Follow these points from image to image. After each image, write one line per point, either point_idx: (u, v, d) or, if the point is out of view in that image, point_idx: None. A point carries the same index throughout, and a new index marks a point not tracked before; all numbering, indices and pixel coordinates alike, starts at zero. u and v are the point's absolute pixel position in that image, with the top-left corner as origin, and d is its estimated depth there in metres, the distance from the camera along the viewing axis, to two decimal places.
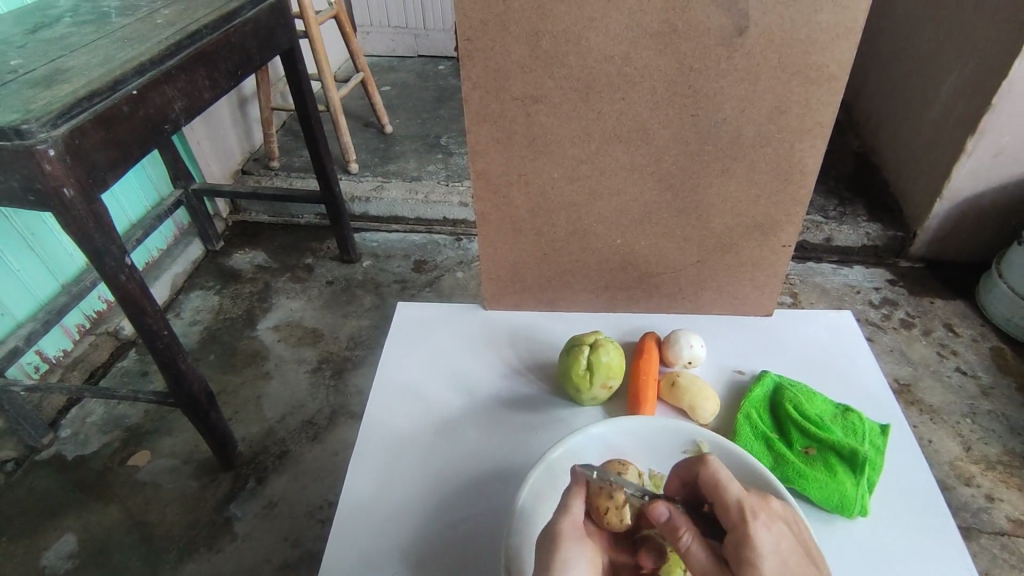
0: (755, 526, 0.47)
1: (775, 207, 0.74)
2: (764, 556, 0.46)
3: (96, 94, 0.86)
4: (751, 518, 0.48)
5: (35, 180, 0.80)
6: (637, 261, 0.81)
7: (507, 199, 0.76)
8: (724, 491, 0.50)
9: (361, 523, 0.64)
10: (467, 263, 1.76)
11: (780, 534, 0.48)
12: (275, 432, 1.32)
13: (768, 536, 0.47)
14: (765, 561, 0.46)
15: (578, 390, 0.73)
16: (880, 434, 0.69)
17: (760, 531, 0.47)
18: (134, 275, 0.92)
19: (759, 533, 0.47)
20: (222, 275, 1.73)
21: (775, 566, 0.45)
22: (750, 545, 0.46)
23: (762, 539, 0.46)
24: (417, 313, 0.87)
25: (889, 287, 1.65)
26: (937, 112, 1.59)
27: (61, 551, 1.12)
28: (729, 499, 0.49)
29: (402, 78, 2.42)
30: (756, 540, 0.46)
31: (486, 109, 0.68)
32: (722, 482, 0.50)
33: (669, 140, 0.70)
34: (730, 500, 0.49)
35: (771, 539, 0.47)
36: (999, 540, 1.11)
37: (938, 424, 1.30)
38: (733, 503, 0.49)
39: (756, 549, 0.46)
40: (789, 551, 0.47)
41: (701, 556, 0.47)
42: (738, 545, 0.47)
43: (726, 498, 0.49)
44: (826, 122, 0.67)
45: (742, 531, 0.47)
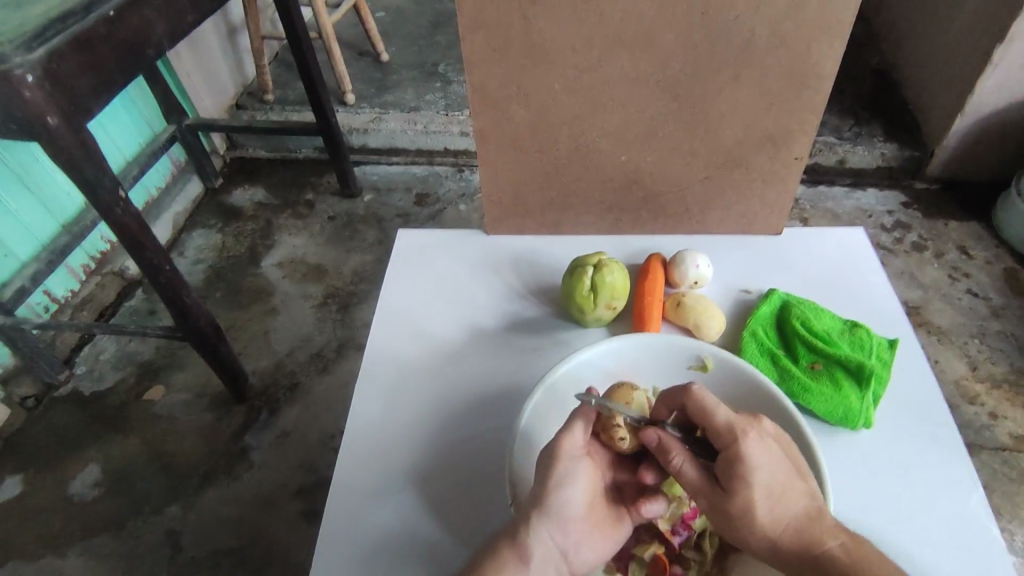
0: (745, 445, 0.49)
1: (788, 118, 0.71)
2: (754, 474, 0.48)
3: (70, 15, 0.82)
4: (741, 437, 0.49)
5: (16, 108, 0.76)
6: (642, 180, 0.79)
7: (506, 116, 0.73)
8: (712, 415, 0.51)
9: (370, 442, 0.65)
10: (470, 195, 1.73)
11: (773, 448, 0.50)
12: (285, 365, 1.34)
13: (759, 454, 0.49)
14: (754, 477, 0.48)
15: (582, 311, 0.72)
16: (888, 348, 0.68)
17: (751, 448, 0.49)
18: (130, 208, 0.91)
19: (750, 452, 0.49)
20: (222, 213, 1.71)
21: (765, 480, 0.48)
22: (741, 462, 0.48)
23: (754, 458, 0.49)
24: (418, 239, 0.86)
25: (903, 210, 1.60)
26: (963, 20, 1.49)
27: (86, 480, 1.17)
28: (718, 422, 0.50)
29: (397, 2, 2.30)
30: (747, 460, 0.48)
31: (481, 15, 0.64)
32: (710, 406, 0.51)
33: (677, 45, 0.65)
34: (719, 424, 0.50)
35: (763, 455, 0.49)
36: (1000, 456, 1.12)
37: (946, 346, 1.29)
38: (721, 426, 0.50)
39: (746, 469, 0.48)
40: (779, 462, 0.49)
41: (692, 475, 0.51)
42: (729, 464, 0.49)
43: (714, 420, 0.51)
44: (846, 19, 0.62)
45: (733, 450, 0.49)
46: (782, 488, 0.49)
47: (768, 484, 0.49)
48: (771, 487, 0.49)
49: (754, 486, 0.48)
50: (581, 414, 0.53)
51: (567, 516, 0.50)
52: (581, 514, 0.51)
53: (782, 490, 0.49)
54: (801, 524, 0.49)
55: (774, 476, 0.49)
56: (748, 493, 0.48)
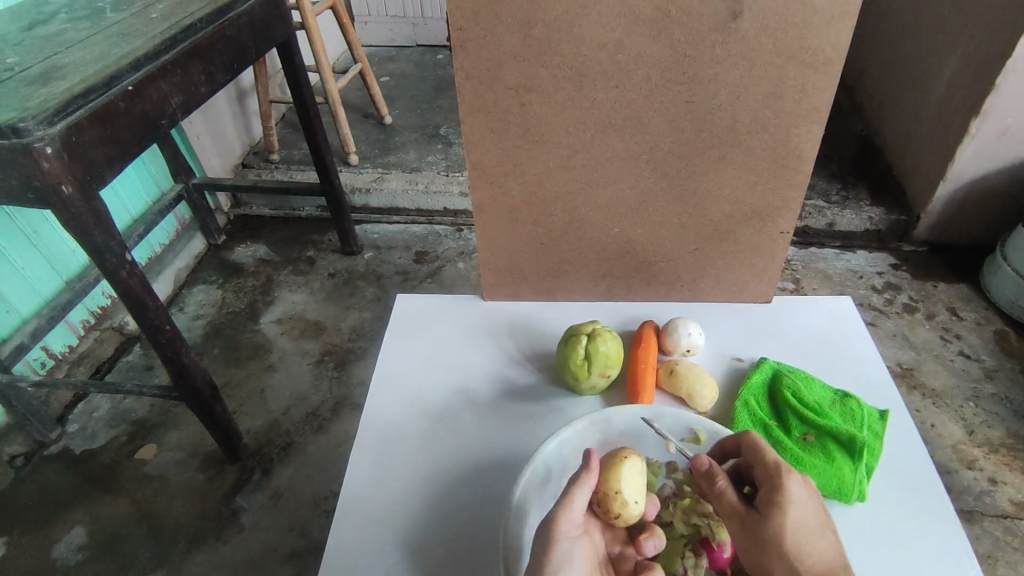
0: (787, 479, 0.52)
1: (772, 194, 0.74)
2: (791, 507, 0.51)
3: (92, 91, 0.86)
4: (785, 474, 0.52)
5: (33, 177, 0.80)
6: (635, 249, 0.81)
7: (503, 189, 0.76)
8: (762, 448, 0.55)
9: (363, 511, 0.65)
10: (468, 253, 1.76)
11: (811, 491, 0.52)
12: (280, 424, 1.33)
13: (797, 493, 0.51)
14: (790, 511, 0.50)
15: (576, 379, 0.73)
16: (879, 419, 0.69)
17: (792, 483, 0.52)
18: (135, 271, 0.93)
19: (791, 485, 0.52)
20: (224, 269, 1.73)
21: (800, 517, 0.50)
22: (782, 492, 0.51)
23: (792, 493, 0.51)
24: (416, 304, 0.88)
25: (892, 271, 1.64)
26: (941, 93, 1.57)
27: (72, 543, 1.14)
28: (766, 456, 0.54)
29: (401, 68, 2.41)
30: (786, 491, 0.51)
31: (480, 99, 0.68)
32: (762, 441, 0.55)
33: (664, 127, 0.69)
34: (767, 458, 0.54)
35: (802, 492, 0.52)
36: (1001, 524, 1.11)
37: (941, 408, 1.30)
38: (769, 461, 0.54)
39: (785, 501, 0.51)
40: (815, 505, 0.52)
41: (733, 499, 0.53)
42: (769, 494, 0.52)
43: (763, 454, 0.54)
44: (823, 106, 0.66)
45: (776, 483, 0.52)
46: (814, 530, 0.50)
47: (804, 521, 0.50)
48: (803, 526, 0.50)
49: (788, 520, 0.50)
50: (579, 487, 0.53)
51: None
52: None
53: (813, 531, 0.50)
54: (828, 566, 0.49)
55: (807, 517, 0.51)
56: (782, 521, 0.50)
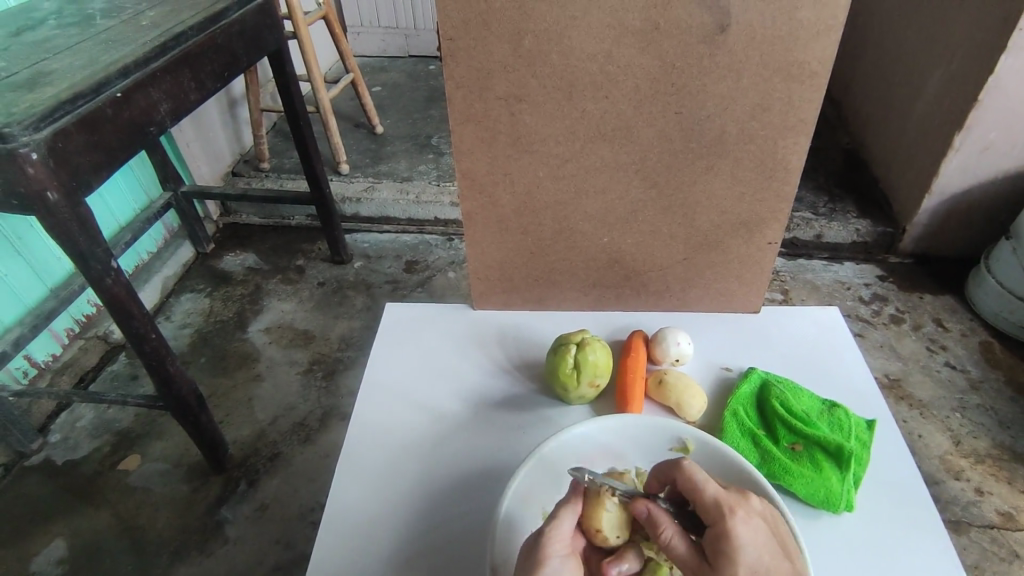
0: (734, 522, 0.49)
1: (760, 205, 0.75)
2: (743, 551, 0.47)
3: (80, 97, 0.85)
4: (729, 514, 0.50)
5: (17, 183, 0.79)
6: (624, 259, 0.81)
7: (493, 198, 0.76)
8: (701, 490, 0.52)
9: (350, 525, 0.64)
10: (459, 263, 1.76)
11: (759, 529, 0.49)
12: (267, 434, 1.32)
13: (746, 533, 0.48)
14: (742, 555, 0.47)
15: (565, 389, 0.73)
16: (866, 428, 0.69)
17: (739, 525, 0.49)
18: (120, 278, 0.92)
19: (738, 527, 0.49)
20: (212, 278, 1.72)
21: (754, 560, 0.47)
22: (727, 537, 0.48)
23: (740, 536, 0.48)
24: (406, 313, 0.87)
25: (880, 283, 1.65)
26: (925, 107, 1.59)
27: (51, 556, 1.12)
28: (706, 497, 0.51)
29: (393, 79, 2.42)
30: (733, 537, 0.48)
31: (471, 108, 0.68)
32: (699, 483, 0.52)
33: (653, 137, 0.70)
34: (707, 499, 0.51)
35: (751, 533, 0.49)
36: (988, 534, 1.12)
37: (928, 419, 1.31)
38: (710, 502, 0.51)
39: (733, 545, 0.48)
40: (766, 543, 0.48)
41: (682, 550, 0.49)
42: (717, 538, 0.49)
43: (703, 496, 0.51)
44: (809, 119, 0.67)
45: (721, 526, 0.49)
46: (769, 571, 0.47)
47: (757, 566, 0.47)
48: (757, 567, 0.47)
49: (742, 566, 0.47)
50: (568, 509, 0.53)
51: None
52: None
53: (769, 573, 0.47)
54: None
55: (760, 557, 0.47)
56: (735, 570, 0.46)
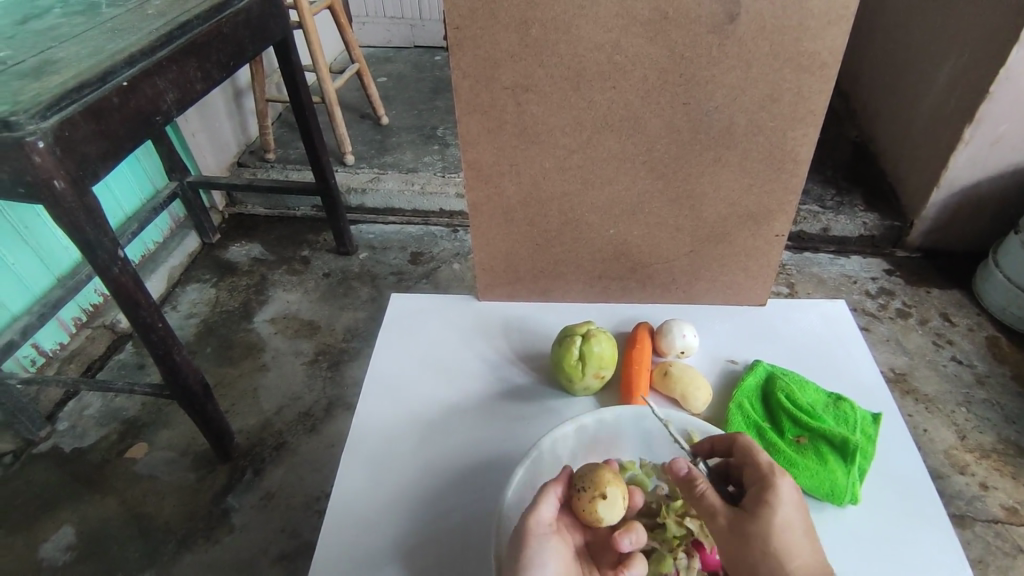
0: (778, 479, 0.50)
1: (767, 197, 0.74)
2: (783, 505, 0.49)
3: (86, 85, 0.85)
4: (776, 474, 0.51)
5: (25, 171, 0.79)
6: (630, 251, 0.81)
7: (499, 188, 0.76)
8: (754, 452, 0.54)
9: (353, 515, 0.64)
10: (464, 255, 1.76)
11: (806, 497, 0.50)
12: (272, 423, 1.33)
13: (788, 492, 0.50)
14: (780, 506, 0.49)
15: (570, 379, 0.73)
16: (872, 422, 0.69)
17: (785, 484, 0.50)
18: (127, 268, 0.92)
19: (782, 485, 0.50)
20: (218, 268, 1.73)
21: (793, 516, 0.48)
22: (771, 490, 0.50)
23: (782, 489, 0.49)
24: (410, 304, 0.87)
25: (886, 277, 1.64)
26: (935, 99, 1.58)
27: (60, 542, 1.13)
28: (760, 460, 0.53)
29: (398, 70, 2.41)
30: (778, 489, 0.49)
31: (477, 98, 0.68)
32: (755, 446, 0.54)
33: (660, 128, 0.69)
34: (760, 461, 0.53)
35: (795, 494, 0.50)
36: (993, 528, 1.12)
37: (934, 414, 1.30)
38: (762, 462, 0.53)
39: (773, 495, 0.49)
40: (809, 512, 0.49)
41: (715, 499, 0.51)
42: (759, 492, 0.50)
43: (754, 455, 0.53)
44: (819, 109, 0.66)
45: (767, 481, 0.51)
46: (806, 533, 0.48)
47: (796, 523, 0.48)
48: (796, 525, 0.48)
49: (779, 517, 0.48)
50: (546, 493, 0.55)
51: None
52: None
53: (803, 533, 0.48)
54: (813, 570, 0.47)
55: (799, 519, 0.48)
56: (772, 519, 0.48)
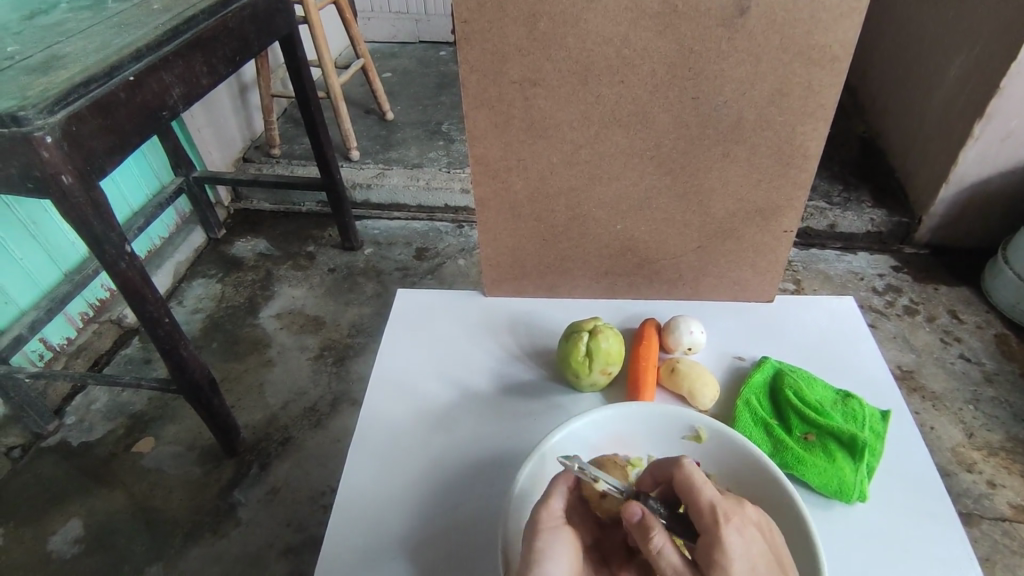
0: (726, 529, 0.47)
1: (776, 192, 0.74)
2: (735, 560, 0.46)
3: (93, 80, 0.85)
4: (723, 521, 0.48)
5: (33, 166, 0.79)
6: (637, 247, 0.81)
7: (506, 183, 0.75)
8: (697, 494, 0.50)
9: (360, 511, 0.64)
10: (469, 250, 1.76)
11: (753, 540, 0.47)
12: (278, 418, 1.33)
13: (739, 541, 0.47)
14: (734, 565, 0.45)
15: (577, 376, 0.72)
16: (880, 419, 0.69)
17: (733, 535, 0.47)
18: (134, 263, 0.92)
19: (731, 537, 0.47)
20: (224, 263, 1.73)
21: (746, 572, 0.45)
22: (721, 546, 0.46)
23: (732, 543, 0.46)
24: (417, 299, 0.87)
25: (894, 273, 1.63)
26: (944, 94, 1.56)
27: (68, 536, 1.14)
28: (703, 502, 0.49)
29: (403, 65, 2.40)
30: (728, 545, 0.46)
31: (484, 93, 0.68)
32: (698, 484, 0.50)
33: (668, 123, 0.69)
34: (703, 504, 0.49)
35: (746, 541, 0.47)
36: (1000, 526, 1.11)
37: (941, 411, 1.29)
38: (705, 505, 0.49)
39: (725, 553, 0.46)
40: (759, 558, 0.47)
41: (674, 559, 0.46)
42: (709, 547, 0.47)
43: (699, 498, 0.49)
44: (829, 104, 0.66)
45: (714, 533, 0.47)
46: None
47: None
48: None
49: None
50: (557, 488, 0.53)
51: None
52: None
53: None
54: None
55: (753, 570, 0.46)
56: None
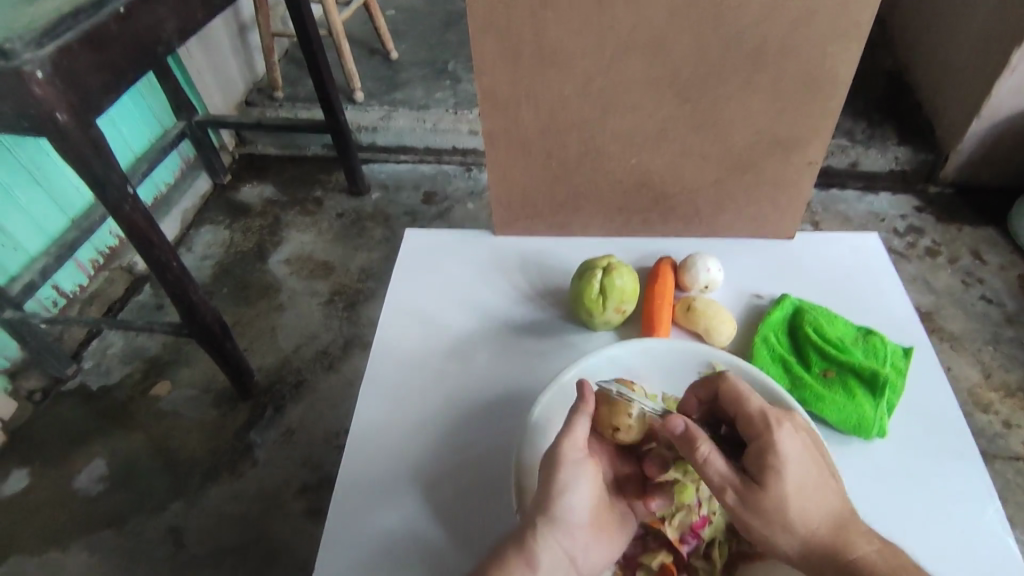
0: (779, 434, 0.50)
1: (802, 121, 0.70)
2: (788, 465, 0.48)
3: (82, 11, 0.81)
4: (775, 427, 0.50)
5: (26, 104, 0.76)
6: (653, 182, 0.78)
7: (516, 115, 0.72)
8: (745, 404, 0.52)
9: (374, 447, 0.64)
10: (478, 194, 1.72)
11: (805, 442, 0.50)
12: (291, 362, 1.34)
13: (792, 445, 0.49)
14: (789, 469, 0.48)
15: (590, 315, 0.71)
16: (902, 355, 0.67)
17: (784, 438, 0.49)
18: (138, 205, 0.90)
19: (783, 440, 0.49)
20: (231, 209, 1.71)
21: (799, 473, 0.48)
22: (774, 451, 0.49)
23: (786, 447, 0.49)
24: (426, 239, 0.85)
25: (916, 214, 1.58)
26: (981, 22, 1.47)
27: (92, 475, 1.17)
28: (752, 411, 0.51)
29: (407, 0, 2.29)
30: (780, 448, 0.49)
31: (492, 15, 0.63)
32: (745, 395, 0.53)
33: (690, 47, 0.64)
34: (753, 412, 0.51)
35: (797, 445, 0.50)
36: (1013, 466, 1.11)
37: (959, 352, 1.27)
38: (755, 414, 0.51)
39: (781, 458, 0.48)
40: (812, 460, 0.50)
41: (720, 466, 0.49)
42: (762, 452, 0.49)
43: (749, 410, 0.51)
44: (863, 22, 0.61)
45: (766, 439, 0.50)
46: (813, 484, 0.49)
47: (803, 479, 0.48)
48: (803, 482, 0.48)
49: (787, 480, 0.48)
50: (580, 415, 0.52)
51: (574, 525, 0.50)
52: (586, 519, 0.51)
53: (812, 487, 0.49)
54: (829, 526, 0.48)
55: (805, 470, 0.49)
56: (782, 485, 0.48)
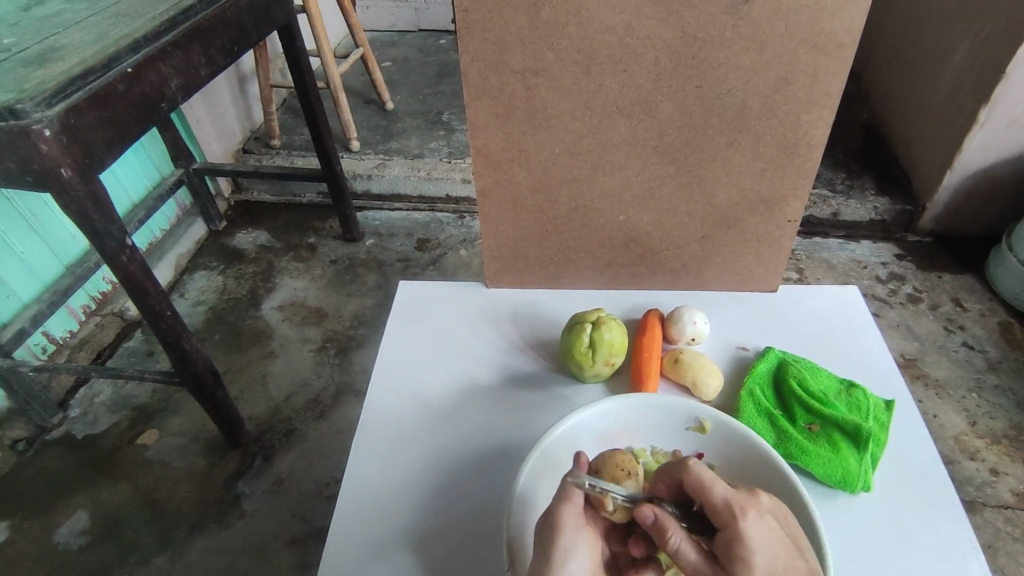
0: (744, 523, 0.47)
1: (781, 181, 0.73)
2: (756, 553, 0.45)
3: (90, 72, 0.85)
4: (740, 515, 0.47)
5: (32, 160, 0.78)
6: (641, 237, 0.80)
7: (508, 174, 0.75)
8: (710, 492, 0.49)
9: (364, 502, 0.64)
10: (471, 241, 1.75)
11: (770, 526, 0.47)
12: (282, 410, 1.33)
13: (759, 532, 0.47)
14: (756, 556, 0.45)
15: (580, 367, 0.72)
16: (885, 409, 0.68)
17: (751, 526, 0.46)
18: (135, 255, 0.92)
19: (750, 529, 0.46)
20: (225, 255, 1.73)
21: (769, 559, 0.46)
22: (742, 542, 0.46)
23: (753, 535, 0.46)
24: (421, 291, 0.87)
25: (897, 261, 1.63)
26: (949, 81, 1.55)
27: (74, 528, 1.14)
28: (716, 498, 0.48)
29: (403, 54, 2.38)
30: (746, 537, 0.46)
31: (485, 82, 0.67)
32: (707, 483, 0.49)
33: (672, 113, 0.68)
34: (717, 500, 0.48)
35: (764, 529, 0.47)
36: (1002, 514, 1.11)
37: (944, 399, 1.29)
38: (720, 504, 0.48)
39: (747, 547, 0.46)
40: (779, 543, 0.47)
41: (691, 556, 0.47)
42: (729, 543, 0.47)
43: (713, 497, 0.48)
44: (834, 91, 0.65)
45: (733, 528, 0.47)
46: (784, 569, 0.46)
47: (773, 566, 0.46)
48: (773, 569, 0.45)
49: (756, 568, 0.45)
50: (577, 482, 0.52)
51: None
52: None
53: (785, 572, 0.46)
54: None
55: (773, 559, 0.46)
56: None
